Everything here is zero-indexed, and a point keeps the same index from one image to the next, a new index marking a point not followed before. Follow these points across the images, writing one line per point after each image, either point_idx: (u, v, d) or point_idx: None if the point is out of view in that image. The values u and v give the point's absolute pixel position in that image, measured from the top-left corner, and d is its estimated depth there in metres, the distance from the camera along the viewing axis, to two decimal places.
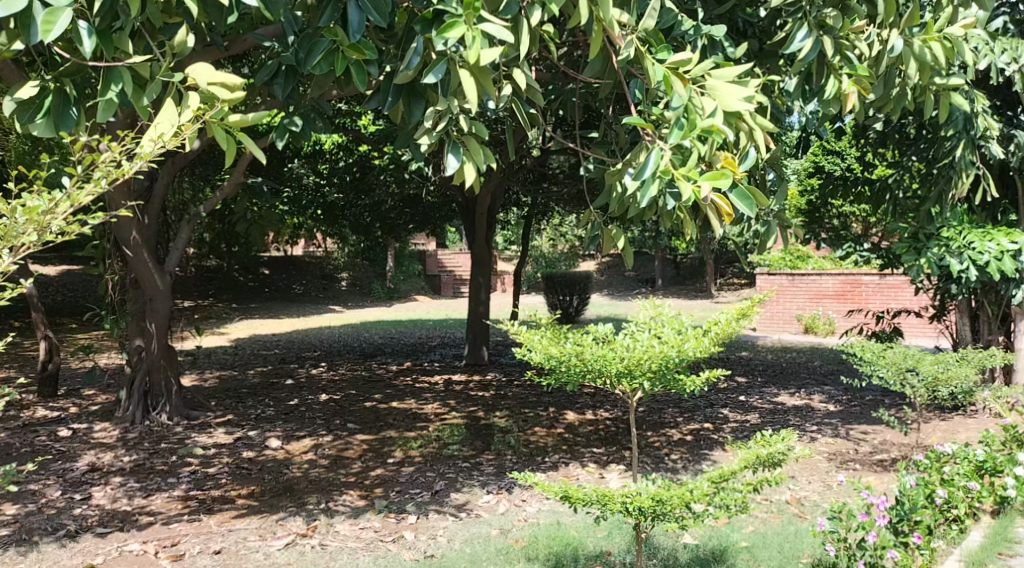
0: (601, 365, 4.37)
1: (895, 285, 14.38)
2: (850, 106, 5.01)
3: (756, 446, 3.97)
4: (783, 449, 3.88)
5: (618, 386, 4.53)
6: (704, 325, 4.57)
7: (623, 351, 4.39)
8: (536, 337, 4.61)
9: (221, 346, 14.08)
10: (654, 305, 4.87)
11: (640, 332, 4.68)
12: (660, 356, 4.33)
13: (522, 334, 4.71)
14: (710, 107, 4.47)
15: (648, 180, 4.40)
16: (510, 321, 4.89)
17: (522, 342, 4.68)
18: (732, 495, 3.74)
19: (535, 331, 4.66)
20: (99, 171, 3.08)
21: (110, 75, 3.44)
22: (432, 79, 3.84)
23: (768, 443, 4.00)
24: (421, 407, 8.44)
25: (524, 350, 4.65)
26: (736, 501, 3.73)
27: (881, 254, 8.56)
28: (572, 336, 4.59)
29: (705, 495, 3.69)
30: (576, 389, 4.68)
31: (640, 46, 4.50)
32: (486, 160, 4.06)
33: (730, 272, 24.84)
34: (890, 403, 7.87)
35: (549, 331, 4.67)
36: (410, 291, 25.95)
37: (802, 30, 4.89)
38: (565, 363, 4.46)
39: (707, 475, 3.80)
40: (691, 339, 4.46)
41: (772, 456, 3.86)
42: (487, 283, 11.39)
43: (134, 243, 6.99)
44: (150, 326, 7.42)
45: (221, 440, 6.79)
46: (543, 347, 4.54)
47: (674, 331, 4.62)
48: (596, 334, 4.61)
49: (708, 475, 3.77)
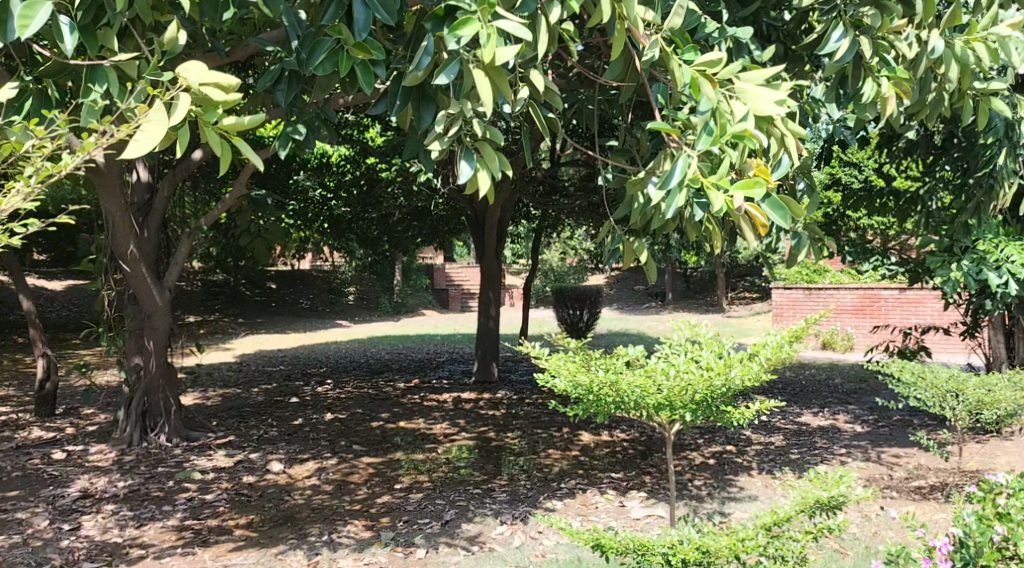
0: (639, 396, 4.14)
1: (916, 299, 14.11)
2: (889, 110, 4.72)
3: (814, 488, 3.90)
4: (843, 492, 3.81)
5: (655, 416, 4.29)
6: (746, 349, 4.35)
7: (662, 378, 4.15)
8: (563, 363, 4.35)
9: (225, 363, 13.78)
10: (690, 328, 4.66)
11: (675, 356, 4.46)
12: (704, 386, 4.10)
13: (546, 360, 4.43)
14: (740, 111, 4.17)
15: (675, 189, 4.11)
16: (529, 343, 4.59)
17: (546, 368, 4.41)
18: (789, 546, 3.71)
19: (561, 355, 4.40)
20: (31, 167, 2.92)
21: (93, 76, 3.16)
22: (444, 80, 3.56)
23: (827, 483, 3.93)
24: (430, 427, 8.13)
25: (548, 376, 4.37)
26: (794, 551, 3.70)
27: (909, 268, 8.23)
28: (602, 362, 4.33)
29: (758, 546, 3.66)
30: (603, 419, 4.43)
31: (665, 47, 4.22)
32: (501, 167, 3.76)
33: (742, 286, 24.54)
34: (919, 425, 7.53)
35: (575, 357, 4.40)
36: (418, 305, 25.66)
37: (838, 29, 4.65)
38: (596, 393, 4.20)
39: (761, 522, 3.77)
40: (734, 365, 4.24)
41: (832, 500, 3.80)
42: (498, 297, 11.07)
43: (130, 257, 6.67)
44: (148, 344, 7.13)
45: (221, 464, 6.50)
46: (571, 374, 4.27)
47: (714, 354, 4.41)
48: (626, 359, 4.35)
49: (763, 523, 3.75)
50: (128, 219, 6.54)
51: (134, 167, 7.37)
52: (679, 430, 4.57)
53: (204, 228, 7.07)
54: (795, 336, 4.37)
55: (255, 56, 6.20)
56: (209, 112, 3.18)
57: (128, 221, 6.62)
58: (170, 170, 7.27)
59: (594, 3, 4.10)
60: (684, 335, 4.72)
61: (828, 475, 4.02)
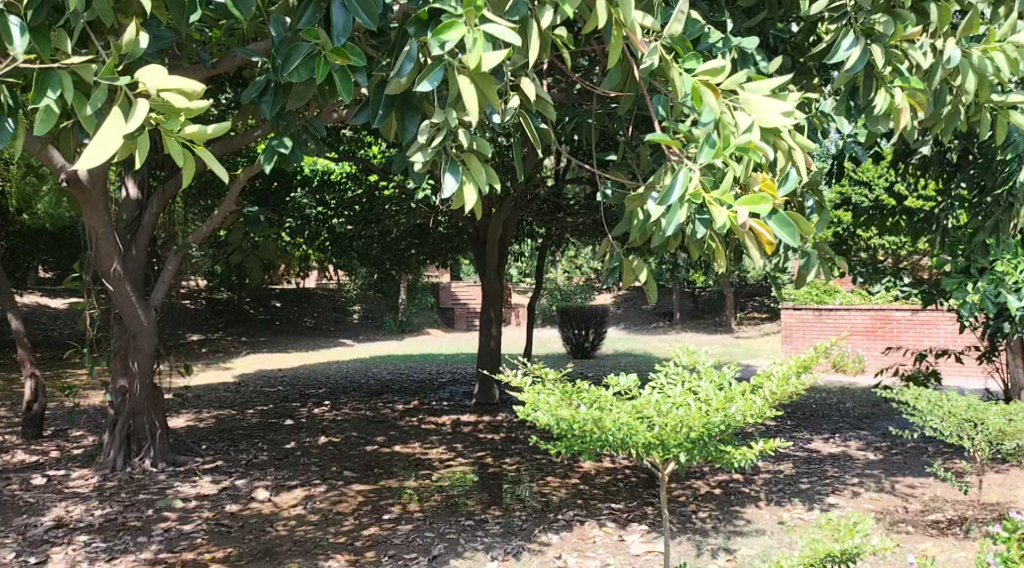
0: (628, 435, 4.13)
1: (930, 320, 13.78)
2: (903, 123, 4.45)
3: (825, 539, 3.78)
4: (856, 544, 3.69)
5: (648, 456, 4.27)
6: (746, 382, 4.36)
7: (656, 416, 4.14)
8: (543, 396, 4.31)
9: (222, 383, 13.52)
10: (684, 357, 4.65)
11: (670, 386, 4.46)
12: (700, 424, 4.12)
13: (527, 391, 4.41)
14: (746, 122, 3.94)
15: (676, 205, 3.86)
16: (510, 371, 4.57)
17: (526, 403, 4.37)
18: None
19: (543, 389, 4.36)
20: None
21: (32, 85, 2.89)
22: (427, 87, 3.31)
23: (838, 532, 3.80)
24: (426, 452, 7.86)
25: (528, 410, 4.34)
26: None
27: (922, 290, 7.92)
28: (583, 397, 4.31)
29: None
30: (586, 455, 4.41)
31: (666, 55, 3.99)
32: (489, 180, 3.51)
33: (750, 306, 24.23)
34: (935, 453, 7.24)
35: (557, 389, 4.37)
36: (422, 325, 25.45)
37: (848, 38, 4.43)
38: (580, 428, 4.18)
39: None
40: (734, 400, 4.25)
41: (846, 553, 3.68)
42: (499, 317, 10.77)
43: (115, 277, 6.42)
44: (132, 365, 6.91)
45: (205, 491, 6.25)
46: (556, 410, 4.24)
47: (714, 385, 4.42)
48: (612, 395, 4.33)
49: None
50: (110, 236, 6.27)
51: (122, 183, 7.17)
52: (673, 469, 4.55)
53: (192, 246, 6.86)
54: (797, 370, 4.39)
55: (244, 68, 6.00)
56: (171, 121, 2.93)
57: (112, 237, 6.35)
58: (159, 186, 7.07)
59: (590, 8, 3.87)
60: (680, 362, 4.71)
61: (838, 521, 3.93)
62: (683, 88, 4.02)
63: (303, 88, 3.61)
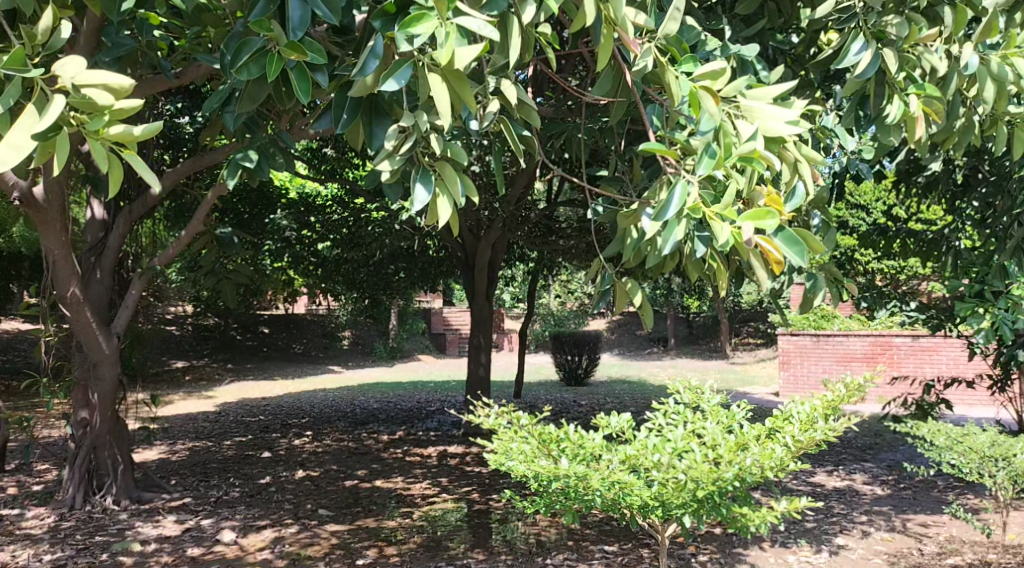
0: (622, 493, 3.82)
1: (929, 347, 13.56)
2: (919, 133, 4.06)
3: None
4: None
5: (647, 513, 3.93)
6: (761, 427, 4.06)
7: (654, 470, 3.82)
8: (515, 447, 4.00)
9: (203, 413, 13.05)
10: (685, 396, 4.41)
11: (671, 429, 4.18)
12: (710, 482, 3.75)
13: (502, 441, 4.09)
14: (748, 130, 3.59)
15: (672, 220, 3.50)
16: (485, 415, 4.26)
17: (498, 453, 4.07)
18: None
19: (516, 437, 4.06)
20: None
21: None
22: (394, 86, 2.94)
23: None
24: (409, 487, 7.44)
25: (501, 460, 4.06)
26: None
27: (931, 316, 7.55)
28: (567, 447, 3.98)
29: None
30: (573, 516, 4.04)
31: (660, 58, 3.65)
32: (464, 191, 3.12)
33: (745, 332, 23.82)
34: (945, 489, 6.86)
35: (535, 439, 4.03)
36: (413, 351, 25.08)
37: (858, 41, 4.04)
38: (562, 483, 3.82)
39: None
40: (748, 447, 3.94)
41: None
42: (489, 343, 10.29)
43: (71, 301, 5.99)
44: (93, 396, 6.48)
45: (167, 532, 5.85)
46: (531, 462, 3.93)
47: (716, 428, 4.14)
48: (602, 443, 4.02)
49: None
50: (70, 258, 5.84)
51: (87, 205, 6.82)
52: (675, 526, 4.25)
53: (158, 269, 6.47)
54: (818, 415, 4.08)
55: (213, 80, 5.66)
56: (93, 121, 2.59)
57: (71, 259, 5.93)
58: (125, 207, 6.68)
59: (576, 5, 3.52)
60: (681, 400, 4.46)
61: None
62: (681, 93, 3.67)
63: (257, 88, 3.21)
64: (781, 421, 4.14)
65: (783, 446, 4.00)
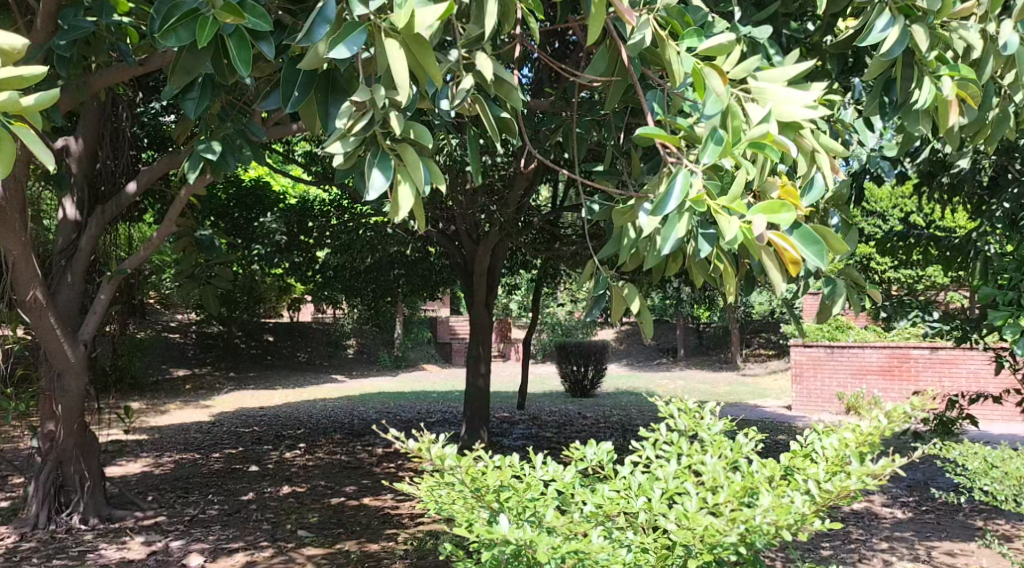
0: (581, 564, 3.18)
1: (949, 359, 13.08)
2: (952, 120, 3.57)
3: None
4: None
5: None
6: (775, 469, 3.50)
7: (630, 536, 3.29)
8: (445, 494, 3.42)
9: (196, 423, 12.64)
10: (682, 423, 3.98)
11: (662, 464, 3.74)
12: (708, 548, 3.22)
13: (426, 491, 3.51)
14: (760, 112, 3.18)
15: (672, 215, 3.07)
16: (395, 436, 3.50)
17: (429, 500, 3.50)
18: None
19: (445, 483, 3.42)
20: None
21: None
22: (345, 53, 2.52)
23: None
24: (399, 505, 6.99)
25: (435, 507, 3.48)
26: None
27: (956, 326, 7.07)
28: (512, 494, 3.38)
29: None
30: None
31: (660, 30, 3.25)
32: (430, 178, 2.68)
33: (757, 343, 23.32)
34: (971, 513, 6.41)
35: (463, 490, 3.35)
36: (418, 360, 24.70)
37: (884, 17, 3.57)
38: (510, 550, 3.15)
39: None
40: (758, 491, 3.41)
41: None
42: (488, 353, 9.79)
43: (33, 305, 5.57)
44: (57, 408, 6.06)
45: (130, 556, 5.46)
46: (465, 527, 3.27)
47: (720, 464, 3.68)
48: (570, 484, 3.56)
49: None
50: (29, 259, 5.43)
51: (60, 205, 6.44)
52: None
53: (127, 274, 6.06)
54: (849, 454, 3.50)
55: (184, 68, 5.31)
56: None
57: (33, 260, 5.51)
58: (100, 206, 6.34)
59: None
60: (676, 426, 4.03)
61: None
62: (683, 71, 3.28)
63: (192, 60, 2.80)
64: (802, 462, 3.62)
65: (804, 493, 3.46)
